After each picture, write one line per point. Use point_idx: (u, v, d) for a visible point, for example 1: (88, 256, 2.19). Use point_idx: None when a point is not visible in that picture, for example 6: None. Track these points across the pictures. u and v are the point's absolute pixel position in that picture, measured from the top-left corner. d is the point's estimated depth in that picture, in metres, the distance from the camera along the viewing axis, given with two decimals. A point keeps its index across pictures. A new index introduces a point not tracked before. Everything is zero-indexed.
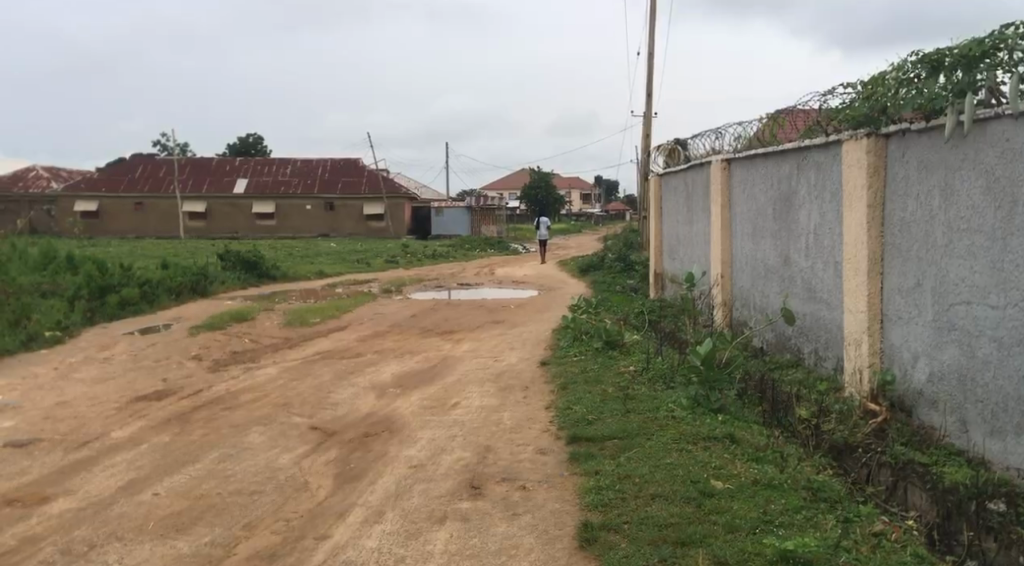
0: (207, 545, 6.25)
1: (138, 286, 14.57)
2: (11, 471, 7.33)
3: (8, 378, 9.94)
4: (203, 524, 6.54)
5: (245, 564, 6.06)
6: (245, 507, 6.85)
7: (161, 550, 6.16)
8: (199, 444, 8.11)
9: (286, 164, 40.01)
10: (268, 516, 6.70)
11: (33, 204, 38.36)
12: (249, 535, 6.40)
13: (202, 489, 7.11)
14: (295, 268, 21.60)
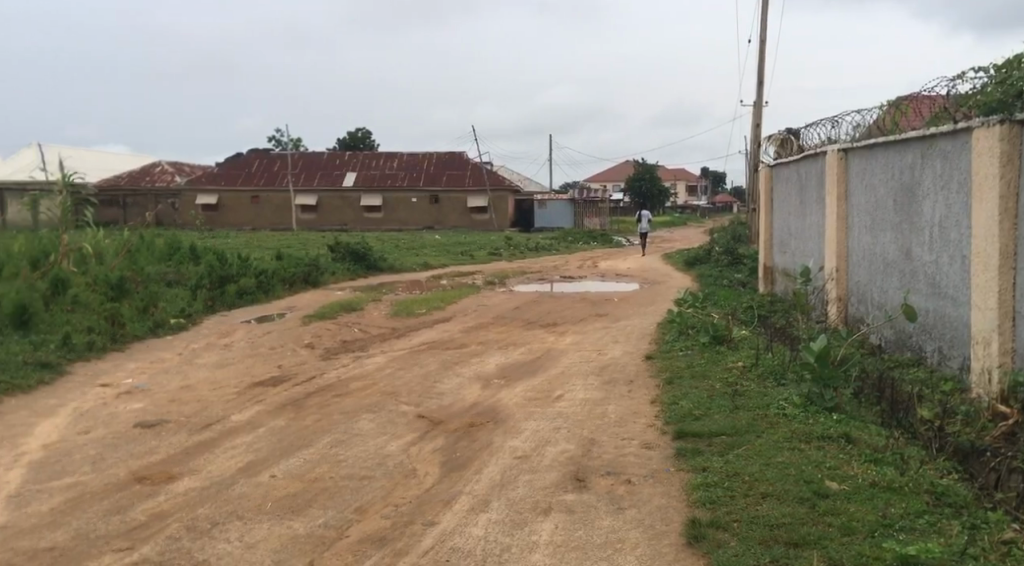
0: (321, 527, 6.40)
1: (255, 276, 14.97)
2: (140, 449, 7.60)
3: (136, 361, 10.32)
4: (317, 507, 6.69)
5: (356, 547, 6.17)
6: (356, 491, 6.98)
7: (279, 530, 6.32)
8: (312, 429, 8.30)
9: (393, 157, 40.61)
10: (377, 501, 6.82)
11: (159, 198, 39.29)
12: (360, 520, 6.52)
13: (316, 473, 7.28)
14: (402, 260, 21.93)
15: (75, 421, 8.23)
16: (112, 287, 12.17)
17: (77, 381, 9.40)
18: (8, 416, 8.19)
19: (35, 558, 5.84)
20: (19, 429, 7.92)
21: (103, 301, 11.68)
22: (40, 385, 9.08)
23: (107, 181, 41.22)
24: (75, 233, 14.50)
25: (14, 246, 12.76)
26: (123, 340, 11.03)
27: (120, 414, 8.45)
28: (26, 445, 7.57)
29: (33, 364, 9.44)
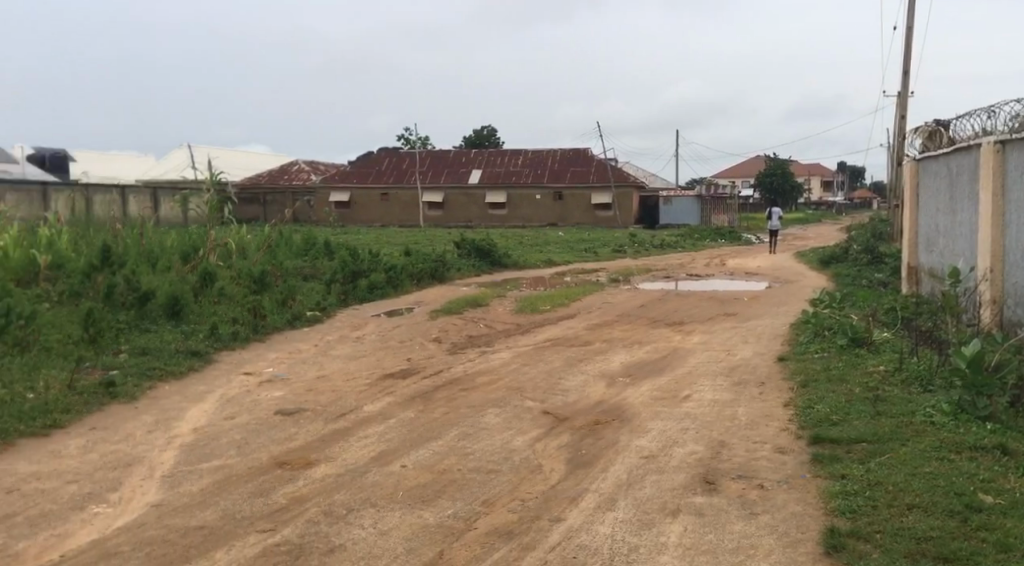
0: (450, 518, 6.41)
1: (385, 272, 15.23)
2: (280, 436, 7.77)
3: (276, 351, 10.57)
4: (446, 498, 6.72)
5: (484, 539, 6.16)
6: (484, 484, 6.98)
7: (409, 519, 6.36)
8: (440, 421, 8.36)
9: (519, 153, 40.78)
10: (504, 495, 6.81)
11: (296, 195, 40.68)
12: (487, 512, 6.51)
13: (445, 464, 7.31)
14: (525, 256, 22.00)
15: (222, 407, 8.45)
16: (255, 281, 12.59)
17: (223, 368, 9.67)
18: (161, 400, 8.47)
19: (188, 535, 5.98)
20: (171, 413, 8.16)
21: (246, 294, 12.16)
22: (190, 371, 9.38)
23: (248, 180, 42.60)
24: (220, 230, 15.08)
25: (167, 242, 13.26)
26: (265, 330, 11.25)
27: (262, 402, 8.66)
28: (178, 428, 7.79)
29: (184, 351, 9.75)
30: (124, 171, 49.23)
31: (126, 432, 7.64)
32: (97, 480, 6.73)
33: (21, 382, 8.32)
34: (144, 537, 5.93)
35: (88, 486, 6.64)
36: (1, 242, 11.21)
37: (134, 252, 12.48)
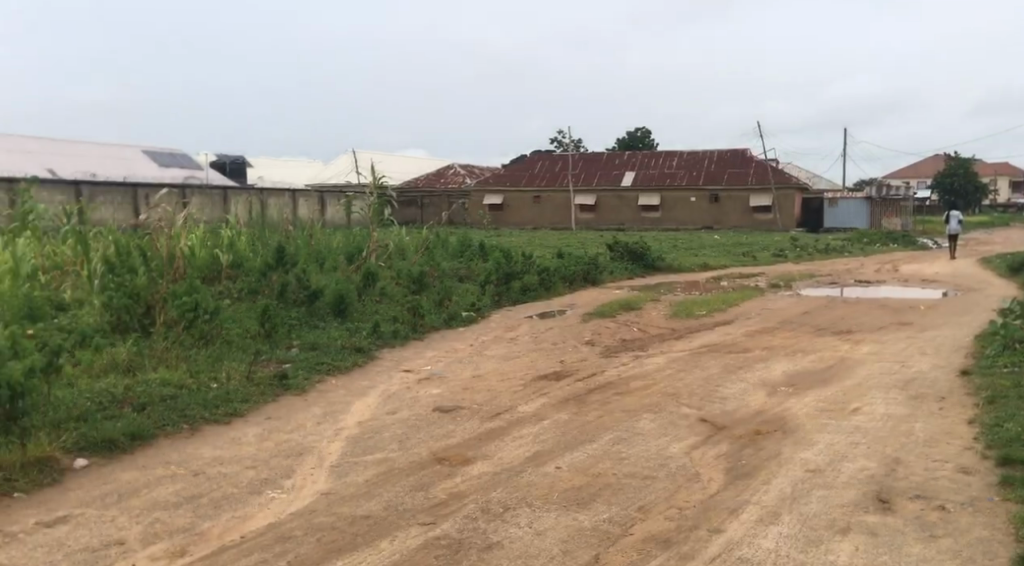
0: (606, 522, 6.19)
1: (538, 274, 15.14)
2: (438, 432, 7.73)
3: (434, 350, 10.58)
4: (602, 501, 6.50)
5: (641, 546, 5.92)
6: (639, 490, 6.73)
7: (565, 521, 6.17)
8: (595, 425, 8.16)
9: (675, 155, 40.21)
10: (662, 502, 6.54)
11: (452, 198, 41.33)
12: (644, 518, 6.26)
13: (600, 467, 7.11)
14: (681, 260, 21.55)
15: (384, 402, 8.48)
16: (414, 282, 12.67)
17: (383, 365, 9.71)
18: (329, 394, 8.57)
19: (355, 524, 5.94)
20: (338, 406, 8.23)
21: (406, 294, 12.26)
22: (355, 366, 9.48)
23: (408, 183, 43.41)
24: (380, 233, 15.26)
25: (334, 244, 13.50)
26: (423, 330, 11.28)
27: (423, 399, 8.65)
28: (345, 421, 7.84)
29: (349, 348, 9.85)
30: (292, 175, 50.92)
31: (297, 423, 7.72)
32: (273, 466, 6.79)
33: (207, 371, 8.57)
34: (314, 524, 5.92)
35: (266, 472, 6.70)
36: (188, 240, 11.57)
37: (305, 252, 12.75)
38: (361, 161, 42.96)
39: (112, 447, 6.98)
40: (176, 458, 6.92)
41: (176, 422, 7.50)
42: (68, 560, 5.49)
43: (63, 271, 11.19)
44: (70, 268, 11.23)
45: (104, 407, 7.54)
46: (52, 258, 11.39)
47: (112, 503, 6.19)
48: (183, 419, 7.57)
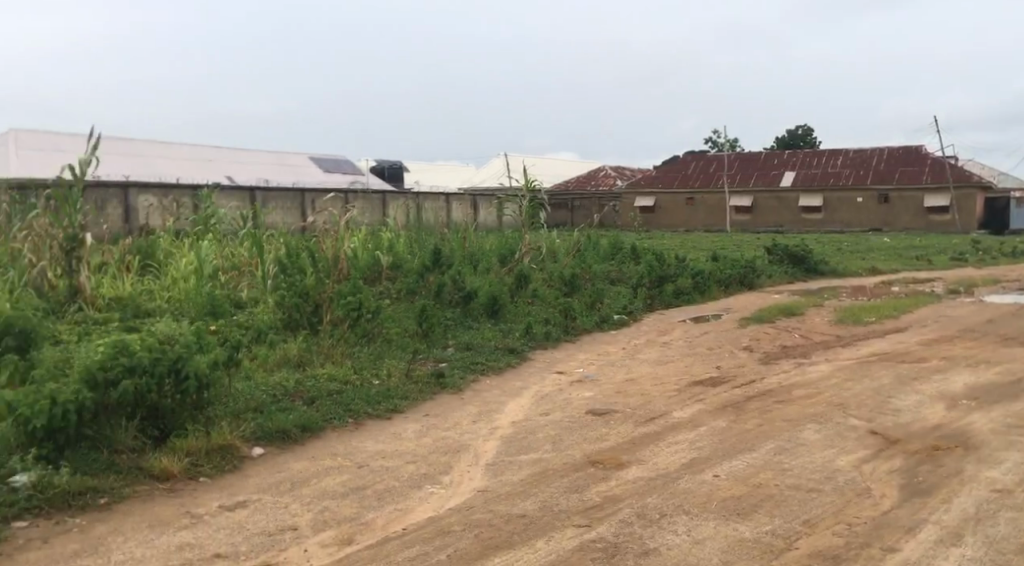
0: (769, 534, 5.82)
1: (692, 276, 14.76)
2: (592, 435, 7.48)
3: (586, 352, 10.36)
4: (764, 513, 6.12)
5: (807, 562, 5.53)
6: (804, 503, 6.29)
7: (725, 531, 5.83)
8: (755, 433, 7.73)
9: (839, 154, 38.76)
10: (830, 516, 6.12)
11: (603, 200, 41.19)
12: (810, 533, 5.85)
13: (761, 477, 6.70)
14: (847, 263, 20.70)
15: (537, 403, 8.33)
16: (566, 284, 12.48)
17: (536, 367, 9.56)
18: (484, 393, 8.50)
19: (512, 522, 5.78)
20: (492, 405, 8.12)
21: (558, 296, 12.09)
22: (508, 366, 9.39)
23: (563, 186, 43.37)
24: (531, 234, 15.15)
25: (487, 246, 13.38)
26: (574, 332, 11.08)
27: (576, 401, 8.43)
28: (499, 420, 7.71)
29: (503, 349, 9.75)
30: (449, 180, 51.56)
31: (454, 421, 7.65)
32: (431, 462, 6.75)
33: (368, 367, 8.65)
34: (472, 520, 5.80)
35: (425, 467, 6.66)
36: (350, 243, 11.91)
37: (459, 254, 12.79)
38: (517, 165, 43.15)
39: (286, 437, 7.09)
40: (342, 450, 6.99)
41: (342, 416, 7.57)
42: (245, 543, 5.56)
43: (239, 271, 11.53)
44: (245, 268, 11.56)
45: (278, 399, 7.66)
46: (230, 258, 11.76)
47: (286, 490, 6.27)
48: (348, 413, 7.65)
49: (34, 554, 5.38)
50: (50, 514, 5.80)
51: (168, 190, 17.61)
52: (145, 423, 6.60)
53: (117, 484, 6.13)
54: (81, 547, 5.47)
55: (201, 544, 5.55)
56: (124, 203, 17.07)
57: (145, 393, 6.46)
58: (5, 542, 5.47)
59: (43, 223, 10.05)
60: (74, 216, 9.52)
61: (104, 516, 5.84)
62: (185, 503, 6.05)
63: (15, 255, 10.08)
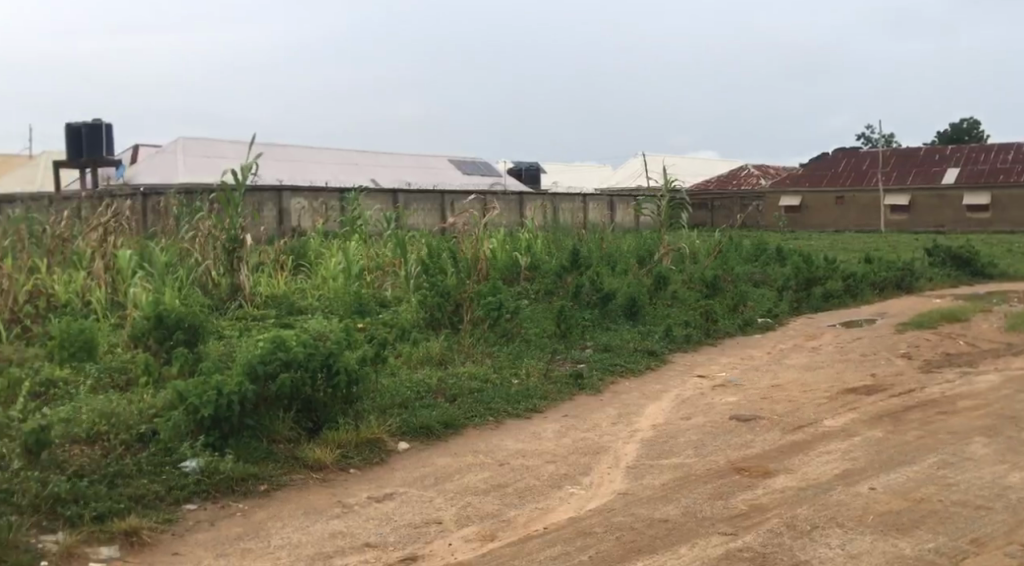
0: (932, 552, 5.32)
1: (842, 279, 14.30)
2: (736, 441, 7.12)
3: (728, 356, 10.03)
4: (926, 529, 5.59)
5: None
6: (972, 521, 5.71)
7: (883, 547, 5.37)
8: (916, 445, 6.99)
9: (1010, 152, 36.90)
10: (1001, 535, 5.53)
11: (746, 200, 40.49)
12: (978, 552, 5.33)
13: (923, 492, 6.09)
14: (1019, 266, 19.55)
15: (678, 406, 8.08)
16: (707, 286, 12.26)
17: (677, 370, 9.35)
18: (623, 395, 8.40)
19: (653, 526, 5.66)
20: (632, 407, 8.02)
21: (698, 298, 11.88)
22: (648, 369, 9.29)
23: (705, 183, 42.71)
24: (672, 234, 14.97)
25: (624, 247, 13.31)
26: (716, 336, 10.83)
27: (718, 404, 8.11)
28: (639, 423, 7.60)
29: (642, 350, 9.67)
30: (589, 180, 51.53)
31: (592, 422, 7.63)
32: (571, 462, 6.75)
33: (508, 366, 8.73)
34: (613, 522, 5.75)
35: (564, 467, 6.66)
36: (490, 244, 12.06)
37: (596, 255, 12.77)
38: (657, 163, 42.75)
39: (430, 433, 7.22)
40: (483, 448, 7.06)
41: (483, 414, 7.65)
42: (393, 534, 5.69)
43: (384, 270, 11.78)
44: (389, 267, 11.82)
45: (422, 396, 7.80)
46: (375, 258, 12.03)
47: (430, 484, 6.38)
48: (489, 411, 7.73)
49: (204, 535, 5.63)
50: (215, 498, 6.04)
51: (318, 193, 18.12)
52: (300, 415, 6.82)
53: (276, 472, 6.35)
54: (243, 530, 5.70)
55: (354, 532, 5.71)
56: (279, 205, 17.64)
57: (300, 386, 6.75)
58: (176, 522, 5.74)
59: (208, 225, 10.55)
60: (235, 218, 9.97)
61: (263, 502, 6.07)
62: (337, 492, 6.24)
63: (183, 255, 10.53)
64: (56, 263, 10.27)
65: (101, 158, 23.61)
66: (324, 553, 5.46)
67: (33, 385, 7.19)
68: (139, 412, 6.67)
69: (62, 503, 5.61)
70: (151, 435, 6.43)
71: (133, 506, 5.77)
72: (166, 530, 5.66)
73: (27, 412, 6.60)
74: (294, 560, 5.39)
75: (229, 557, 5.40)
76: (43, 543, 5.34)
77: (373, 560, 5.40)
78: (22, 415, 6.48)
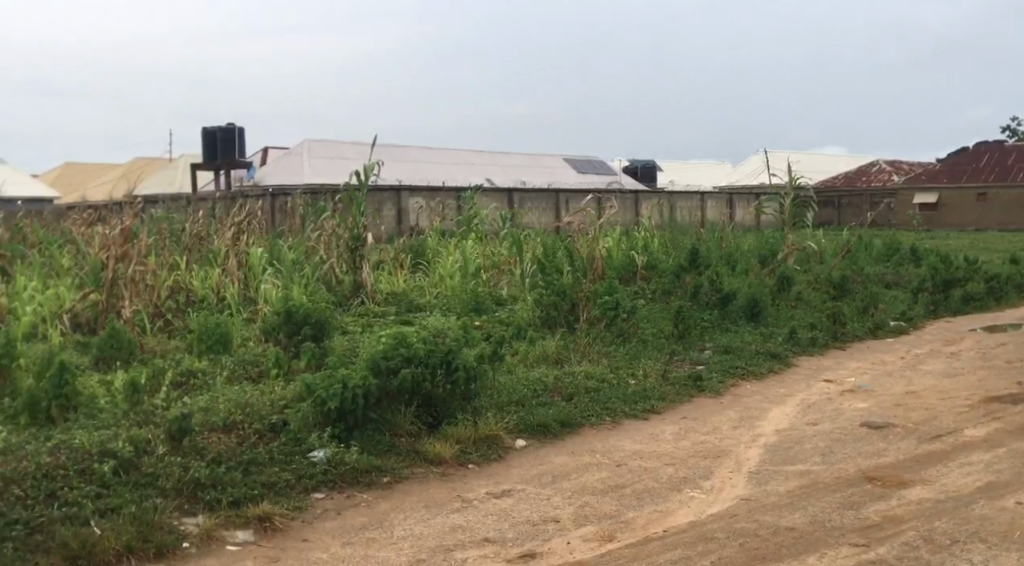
0: None
1: (985, 280, 13.64)
2: (868, 449, 6.90)
3: (858, 360, 9.70)
4: None
5: None
6: None
7: None
8: None
9: None
10: None
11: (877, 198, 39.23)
12: None
13: None
14: None
15: (804, 411, 7.88)
16: (834, 287, 11.92)
17: (803, 374, 9.11)
18: (745, 398, 8.26)
19: (779, 534, 5.54)
20: (755, 411, 7.88)
21: (824, 299, 11.56)
22: (770, 372, 9.10)
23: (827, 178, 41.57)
24: (798, 233, 14.60)
25: (745, 246, 13.08)
26: (844, 338, 10.53)
27: (847, 410, 7.87)
28: (762, 428, 7.45)
29: (764, 353, 9.48)
30: (706, 177, 50.79)
31: (713, 425, 7.52)
32: (690, 465, 6.67)
33: (625, 366, 8.67)
34: (735, 528, 5.65)
35: (684, 470, 6.58)
36: (606, 242, 12.00)
37: (716, 254, 12.57)
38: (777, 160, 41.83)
39: (546, 431, 7.23)
40: (601, 447, 7.04)
41: (599, 414, 7.62)
42: (511, 530, 5.72)
43: (499, 269, 11.85)
44: (504, 266, 11.88)
45: (539, 394, 7.81)
46: (491, 256, 12.09)
47: (548, 482, 6.39)
48: (605, 411, 7.69)
49: (331, 523, 5.76)
50: (340, 488, 6.17)
51: (436, 193, 18.35)
52: (421, 410, 6.93)
53: (398, 464, 6.44)
54: (368, 520, 5.80)
55: (472, 527, 5.75)
56: (398, 205, 17.94)
57: (420, 381, 6.84)
58: (305, 510, 5.88)
59: (334, 225, 10.87)
60: (358, 218, 10.18)
61: (386, 493, 6.17)
62: (457, 487, 6.29)
63: (309, 253, 10.79)
64: (194, 259, 10.62)
65: (233, 161, 24.40)
66: (445, 546, 5.52)
67: (174, 375, 7.46)
68: (271, 402, 6.87)
69: (202, 488, 5.83)
70: (282, 425, 6.57)
71: (265, 492, 5.93)
72: (296, 517, 5.80)
73: (170, 400, 6.93)
74: (415, 551, 5.45)
75: (355, 546, 5.50)
76: (184, 526, 5.55)
77: (492, 555, 5.44)
78: (165, 402, 6.82)
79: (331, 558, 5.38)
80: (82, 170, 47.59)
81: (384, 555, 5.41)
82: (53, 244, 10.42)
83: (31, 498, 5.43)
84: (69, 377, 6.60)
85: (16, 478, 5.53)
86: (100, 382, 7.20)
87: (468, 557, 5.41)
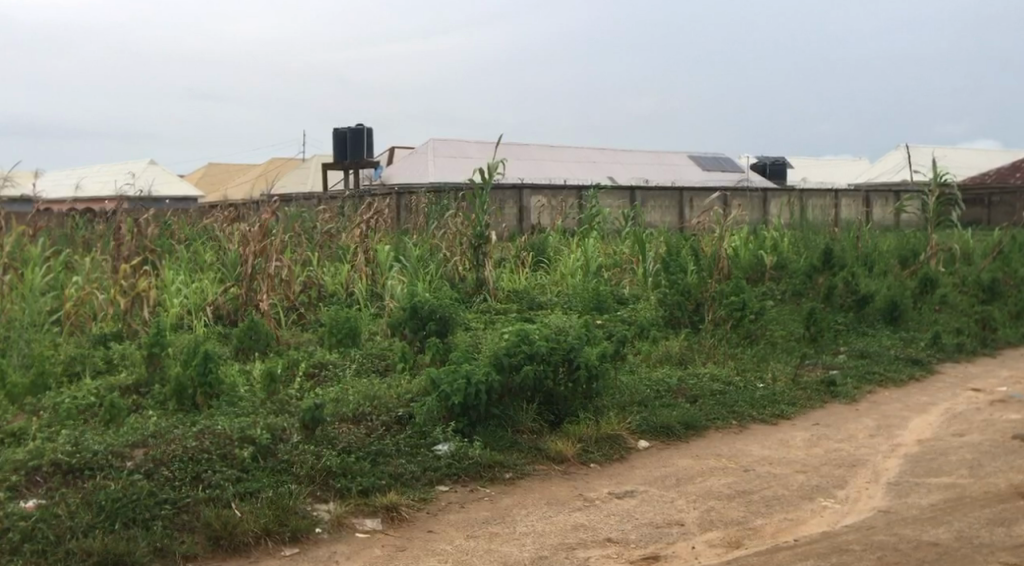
0: None
1: None
2: (1021, 463, 6.50)
3: (1009, 368, 9.20)
4: None
5: None
6: None
7: None
8: None
9: None
10: None
11: None
12: None
13: None
14: None
15: (949, 421, 7.50)
16: (984, 290, 11.20)
17: (949, 381, 8.70)
18: (883, 406, 7.92)
19: (922, 549, 5.26)
20: (895, 420, 7.53)
21: (973, 303, 10.98)
22: (911, 379, 8.71)
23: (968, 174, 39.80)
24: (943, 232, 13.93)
25: (884, 245, 12.56)
26: (994, 345, 10.02)
27: (998, 422, 7.44)
28: (902, 437, 7.12)
29: (903, 359, 9.10)
30: (837, 174, 49.23)
31: (848, 432, 7.23)
32: (823, 474, 6.41)
33: (753, 369, 8.42)
34: (874, 540, 5.39)
35: (817, 479, 6.33)
36: (733, 243, 11.69)
37: (852, 253, 12.11)
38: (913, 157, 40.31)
39: (671, 432, 7.05)
40: (728, 452, 6.82)
41: (726, 417, 7.40)
42: (635, 531, 5.58)
43: (621, 268, 11.69)
44: (627, 265, 11.72)
45: (661, 395, 7.62)
46: (613, 256, 11.94)
47: (672, 485, 6.22)
48: (732, 414, 7.46)
49: (455, 516, 5.73)
50: (464, 482, 6.14)
51: (557, 191, 18.26)
52: (542, 408, 6.84)
53: (520, 461, 6.37)
54: (491, 514, 5.74)
55: (595, 526, 5.63)
56: (519, 203, 17.91)
57: (542, 378, 6.75)
58: (430, 502, 5.86)
59: (460, 223, 10.90)
60: (481, 215, 10.09)
61: (510, 489, 6.11)
62: (581, 486, 6.18)
63: (433, 249, 10.85)
64: (326, 256, 10.78)
65: (360, 161, 24.85)
66: (567, 544, 5.42)
67: (307, 367, 7.59)
68: (397, 396, 6.89)
69: (333, 476, 5.86)
70: (408, 418, 6.59)
71: (393, 483, 5.94)
72: (422, 508, 5.79)
73: (304, 390, 7.05)
74: (538, 548, 5.37)
75: (478, 539, 5.45)
76: (317, 512, 5.60)
77: (615, 556, 5.31)
78: (299, 393, 6.94)
79: (455, 550, 5.33)
80: (218, 171, 49.22)
81: (507, 550, 5.34)
82: (197, 239, 10.62)
83: (178, 479, 5.54)
84: (214, 365, 6.67)
85: (164, 459, 5.65)
86: (241, 371, 7.38)
87: (591, 557, 5.30)
